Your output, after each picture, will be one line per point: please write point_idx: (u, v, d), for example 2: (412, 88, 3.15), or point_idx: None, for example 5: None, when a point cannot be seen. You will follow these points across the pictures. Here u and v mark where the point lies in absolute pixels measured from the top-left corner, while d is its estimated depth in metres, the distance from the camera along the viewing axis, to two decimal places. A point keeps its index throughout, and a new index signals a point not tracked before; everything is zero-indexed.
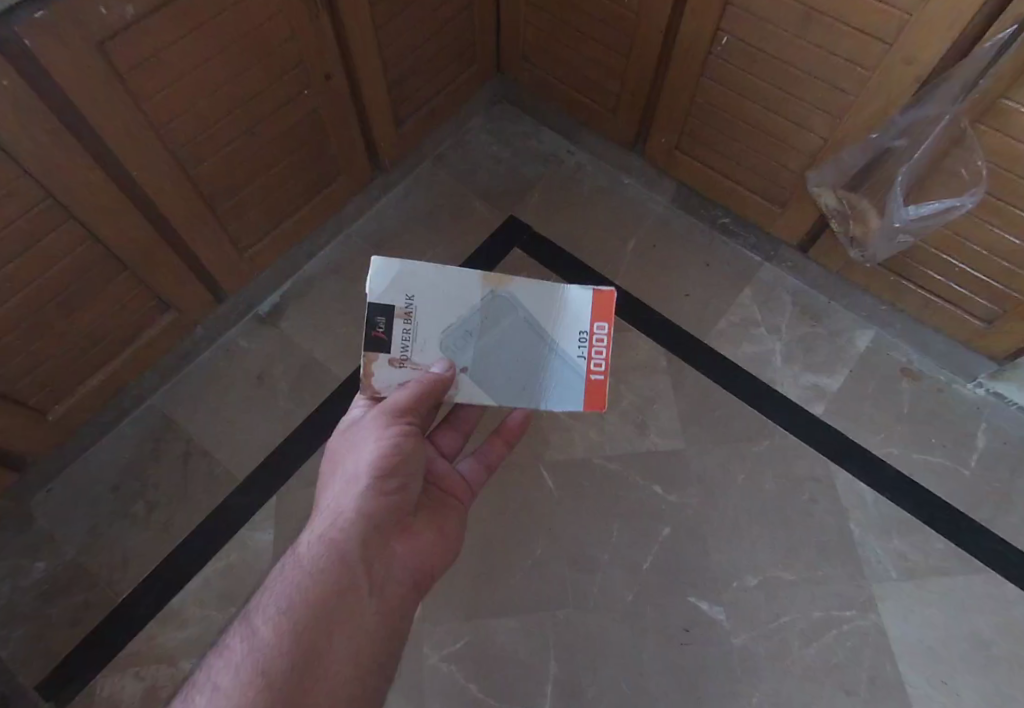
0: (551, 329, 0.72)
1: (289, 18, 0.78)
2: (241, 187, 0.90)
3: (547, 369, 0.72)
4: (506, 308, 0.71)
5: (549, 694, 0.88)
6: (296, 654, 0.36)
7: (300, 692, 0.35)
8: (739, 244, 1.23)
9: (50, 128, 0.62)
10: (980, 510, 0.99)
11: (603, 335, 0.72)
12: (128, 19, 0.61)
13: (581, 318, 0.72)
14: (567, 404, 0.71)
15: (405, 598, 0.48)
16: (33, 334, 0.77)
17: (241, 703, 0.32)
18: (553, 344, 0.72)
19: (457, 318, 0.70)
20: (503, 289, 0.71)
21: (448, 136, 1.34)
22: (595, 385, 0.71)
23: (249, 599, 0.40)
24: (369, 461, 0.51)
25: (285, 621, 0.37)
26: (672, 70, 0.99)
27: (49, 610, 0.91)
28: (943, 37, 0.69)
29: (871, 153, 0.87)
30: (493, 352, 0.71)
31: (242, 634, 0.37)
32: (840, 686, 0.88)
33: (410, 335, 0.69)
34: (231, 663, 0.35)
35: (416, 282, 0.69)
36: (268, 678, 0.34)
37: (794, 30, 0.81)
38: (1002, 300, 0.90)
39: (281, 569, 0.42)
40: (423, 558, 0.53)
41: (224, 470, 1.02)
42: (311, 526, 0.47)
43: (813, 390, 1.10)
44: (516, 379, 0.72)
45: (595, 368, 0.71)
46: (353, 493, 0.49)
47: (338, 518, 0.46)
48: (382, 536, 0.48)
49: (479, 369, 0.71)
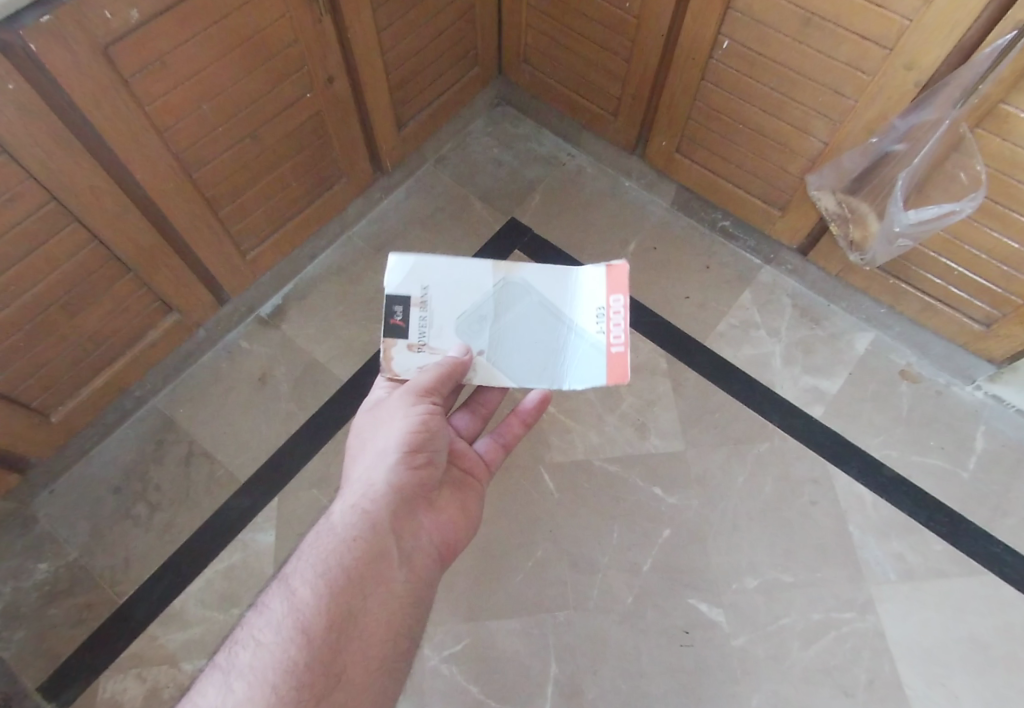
0: (564, 308, 0.72)
1: (292, 21, 0.78)
2: (244, 189, 0.91)
3: (567, 346, 0.70)
4: (521, 291, 0.73)
5: (549, 695, 0.88)
6: (330, 617, 0.40)
7: (334, 653, 0.39)
8: (739, 247, 1.24)
9: (56, 131, 0.62)
10: (978, 512, 1.00)
11: (620, 308, 0.71)
12: (132, 23, 0.61)
13: (595, 294, 0.72)
14: (590, 379, 0.69)
15: (431, 568, 0.49)
16: (37, 336, 0.77)
17: (282, 662, 0.36)
18: (569, 322, 0.71)
19: (471, 304, 0.72)
20: (516, 274, 0.73)
21: (449, 138, 1.34)
22: (616, 357, 0.69)
23: (286, 560, 0.44)
24: (400, 436, 0.53)
25: (320, 586, 0.41)
26: (673, 74, 1.00)
27: (51, 611, 0.92)
28: (943, 42, 0.70)
29: (871, 157, 0.88)
30: (510, 334, 0.71)
31: (280, 594, 0.41)
32: (839, 688, 0.89)
33: (426, 322, 0.70)
34: (272, 621, 0.39)
35: (432, 274, 0.72)
36: (306, 638, 0.38)
37: (795, 35, 0.81)
38: (1001, 304, 0.90)
39: (317, 535, 0.45)
40: (449, 529, 0.54)
41: (225, 471, 1.02)
42: (344, 494, 0.49)
43: (813, 392, 1.10)
44: (535, 359, 0.70)
45: (615, 341, 0.69)
46: (383, 467, 0.50)
47: (370, 489, 0.48)
48: (411, 508, 0.50)
49: (497, 351, 0.70)
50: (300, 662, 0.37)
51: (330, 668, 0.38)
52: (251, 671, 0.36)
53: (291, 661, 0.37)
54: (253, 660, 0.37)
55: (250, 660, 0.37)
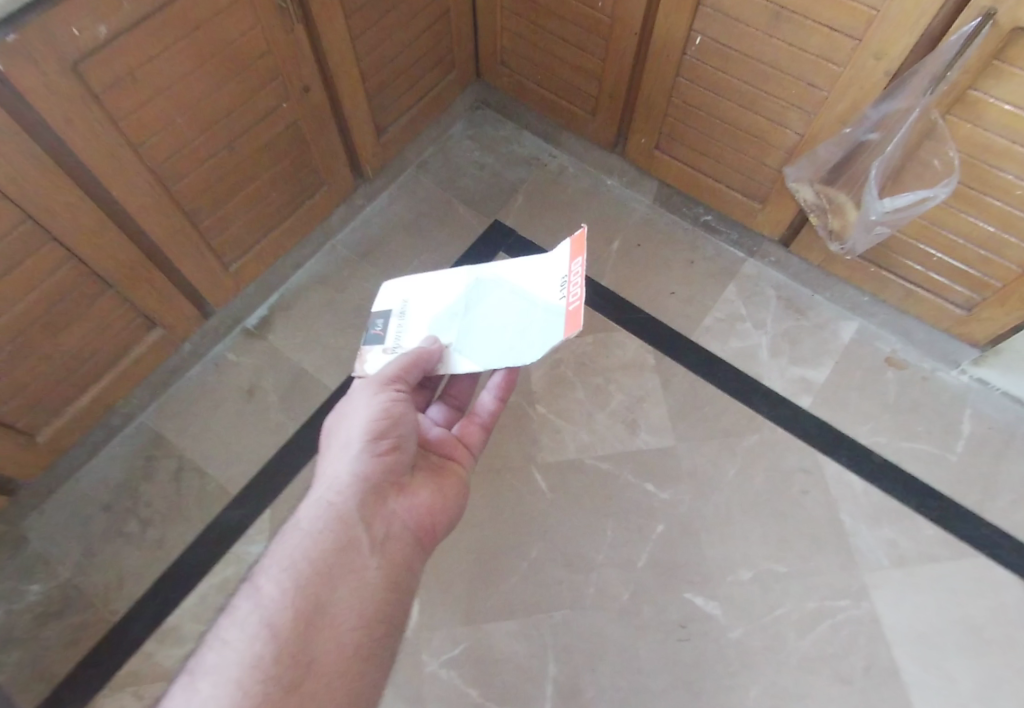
0: (530, 286, 0.65)
1: (264, 32, 0.78)
2: (223, 200, 0.90)
3: (530, 322, 0.62)
4: (490, 283, 0.68)
5: (548, 696, 0.88)
6: (295, 609, 0.40)
7: (303, 642, 0.39)
8: (722, 241, 1.24)
9: (28, 150, 0.62)
10: (968, 495, 1.01)
11: (580, 268, 0.61)
12: (100, 39, 0.61)
13: (559, 264, 0.63)
14: (548, 345, 0.58)
15: (409, 551, 0.49)
16: (18, 357, 0.77)
17: (246, 654, 0.37)
18: (534, 299, 0.64)
19: (443, 306, 0.70)
20: (484, 269, 0.70)
21: (431, 142, 1.34)
22: (573, 313, 0.58)
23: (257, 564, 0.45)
24: (362, 426, 0.53)
25: (286, 581, 0.41)
26: (648, 71, 1.00)
27: (44, 633, 0.91)
28: (910, 31, 0.70)
29: (846, 147, 0.88)
30: (478, 324, 0.66)
31: (248, 594, 0.42)
32: (836, 675, 0.89)
33: (402, 329, 0.69)
34: (238, 620, 0.39)
35: (411, 287, 0.72)
36: (272, 630, 0.39)
37: (765, 29, 0.82)
38: (981, 287, 0.91)
39: (284, 534, 0.46)
40: (427, 510, 0.53)
41: (216, 485, 1.02)
42: (312, 492, 0.50)
43: (800, 383, 1.11)
44: (500, 342, 0.63)
45: (573, 299, 0.59)
46: (347, 459, 0.51)
47: (335, 483, 0.49)
48: (380, 495, 0.50)
49: (464, 343, 0.65)
50: (266, 654, 0.37)
51: (298, 657, 0.38)
52: (216, 669, 0.36)
53: (258, 654, 0.37)
54: (219, 659, 0.37)
55: (218, 659, 0.37)
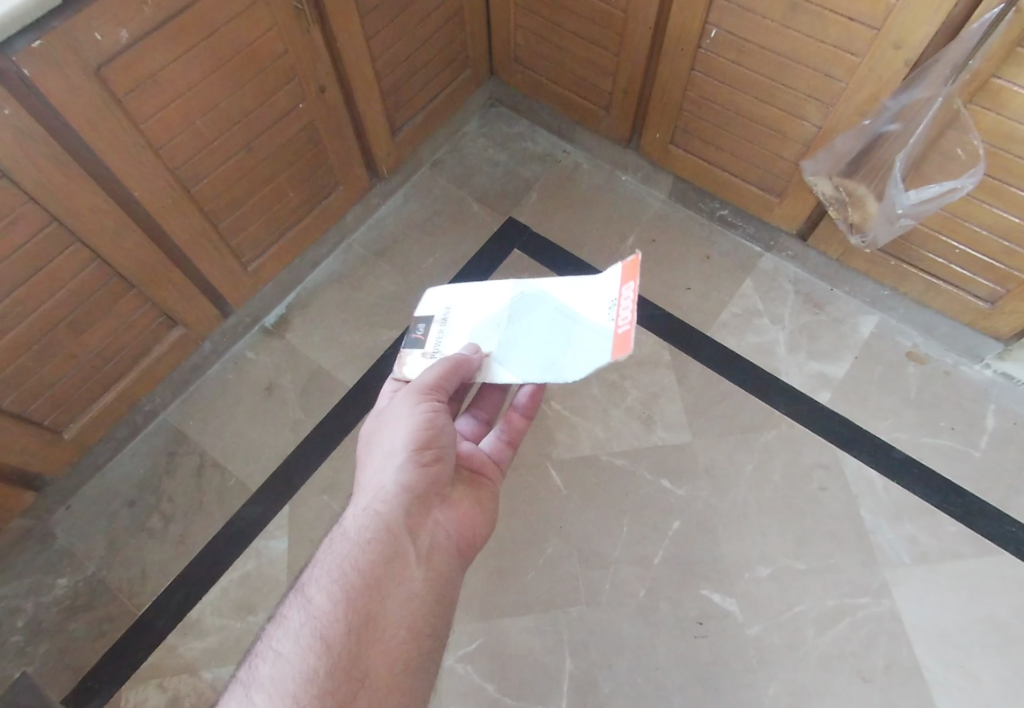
0: (580, 306, 0.61)
1: (281, 33, 0.79)
2: (241, 201, 0.92)
3: (574, 342, 0.59)
4: (537, 299, 0.65)
5: (565, 692, 0.89)
6: (349, 622, 0.40)
7: (356, 655, 0.39)
8: (739, 235, 1.23)
9: (54, 154, 0.64)
10: (992, 492, 0.99)
11: (632, 287, 0.56)
12: (123, 43, 0.62)
13: (608, 283, 0.59)
14: (591, 367, 0.54)
15: (452, 564, 0.50)
16: (45, 355, 0.78)
17: (303, 668, 0.37)
18: (583, 318, 0.60)
19: (487, 315, 0.69)
20: (534, 285, 0.66)
21: (444, 140, 1.35)
22: (622, 336, 0.53)
23: (302, 570, 0.44)
24: (405, 436, 0.53)
25: (337, 591, 0.41)
26: (662, 66, 1.00)
27: (72, 625, 0.93)
28: (931, 20, 0.69)
29: (865, 139, 0.87)
30: (521, 336, 0.64)
31: (297, 603, 0.41)
32: (856, 673, 0.88)
33: (443, 334, 0.70)
34: (291, 631, 0.39)
35: (455, 295, 0.73)
36: (326, 643, 0.38)
37: (782, 21, 0.81)
38: (1005, 280, 0.89)
39: (331, 542, 0.46)
40: (467, 523, 0.54)
41: (236, 480, 1.04)
42: (356, 500, 0.50)
43: (818, 378, 1.10)
44: (544, 359, 0.60)
45: (623, 320, 0.55)
46: (392, 468, 0.51)
47: (380, 492, 0.49)
48: (425, 506, 0.50)
49: (509, 354, 0.63)
50: (321, 668, 0.37)
51: (352, 671, 0.38)
52: (271, 682, 0.36)
53: (313, 667, 0.37)
54: (274, 671, 0.37)
55: (270, 672, 0.37)
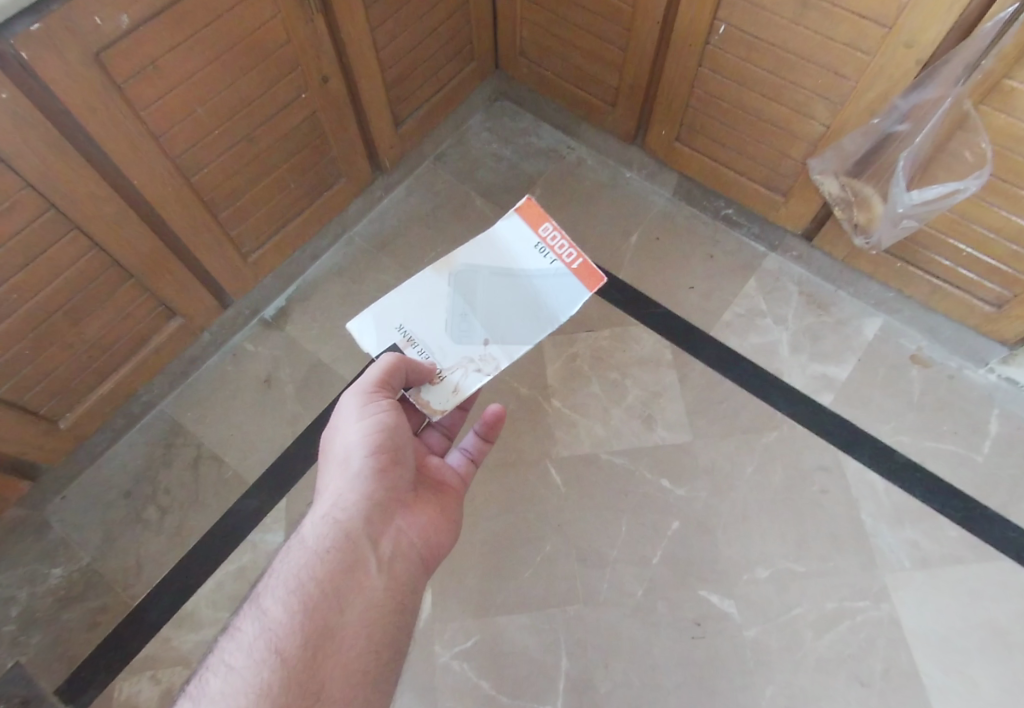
0: (513, 262, 0.70)
1: (284, 23, 0.78)
2: (240, 193, 0.91)
3: (540, 293, 0.69)
4: (470, 277, 0.70)
5: (562, 690, 0.88)
6: (306, 633, 0.39)
7: (313, 666, 0.38)
8: (743, 234, 1.22)
9: (52, 140, 0.63)
10: (994, 497, 0.98)
11: (552, 230, 0.70)
12: (123, 29, 0.61)
13: (523, 236, 0.70)
14: (577, 302, 0.68)
15: (415, 573, 0.49)
16: (42, 344, 0.78)
17: (255, 681, 0.36)
18: (524, 271, 0.70)
19: (445, 312, 0.68)
20: (455, 265, 0.71)
21: (448, 134, 1.34)
22: (580, 269, 0.68)
23: (257, 582, 0.44)
24: (359, 441, 0.52)
25: (294, 603, 0.41)
26: (669, 61, 0.98)
27: (66, 615, 0.93)
28: (943, 19, 0.68)
29: (873, 138, 0.86)
30: (492, 312, 0.68)
31: (252, 615, 0.41)
32: (855, 677, 0.87)
33: (425, 351, 0.66)
34: (244, 644, 0.38)
35: (396, 313, 0.69)
36: (281, 653, 0.38)
37: (791, 17, 0.80)
38: (1012, 284, 0.88)
39: (288, 552, 0.45)
40: (430, 530, 0.54)
41: (233, 473, 1.03)
42: (314, 508, 0.49)
43: (821, 380, 1.09)
44: (527, 317, 0.69)
45: (570, 259, 0.69)
46: (349, 474, 0.50)
47: (339, 500, 0.48)
48: (385, 512, 0.50)
49: (497, 331, 0.68)
50: (276, 682, 0.36)
51: (308, 685, 0.37)
52: (221, 696, 0.35)
53: (266, 681, 0.36)
54: (224, 686, 0.36)
55: (221, 685, 0.36)
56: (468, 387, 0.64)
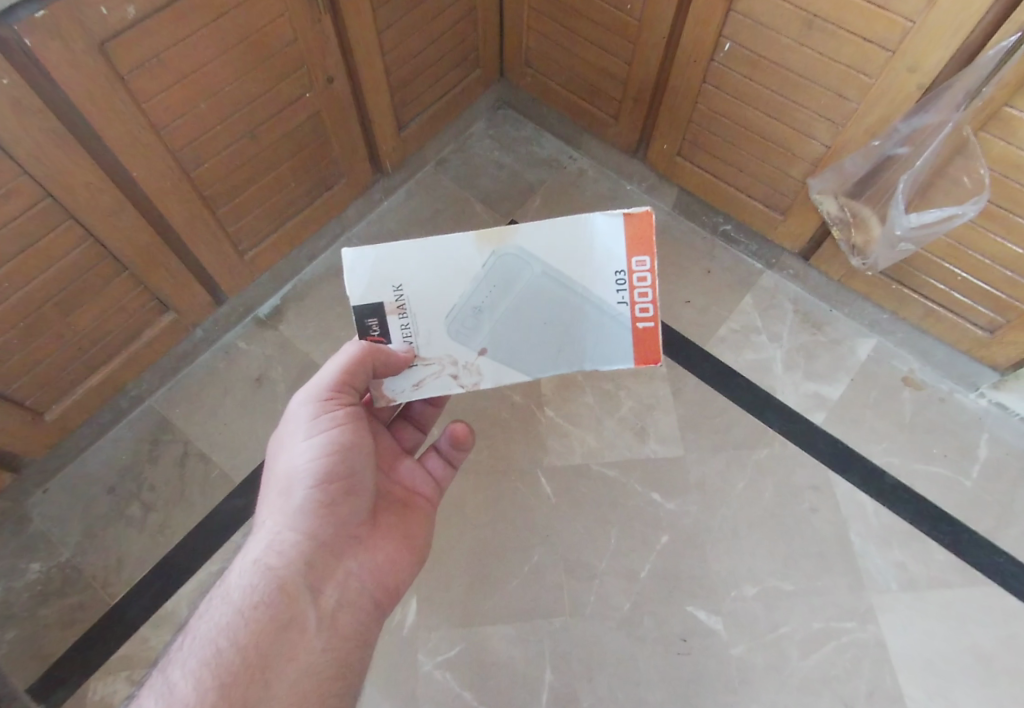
0: (578, 280, 0.61)
1: (290, 20, 0.78)
2: (240, 189, 0.90)
3: (581, 327, 0.63)
4: (518, 266, 0.60)
5: (544, 703, 0.87)
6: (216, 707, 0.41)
7: None
8: (740, 251, 1.23)
9: (53, 129, 0.62)
10: (980, 521, 0.99)
11: (645, 268, 0.60)
12: (129, 19, 0.61)
13: (613, 254, 0.60)
14: (614, 360, 0.65)
15: (352, 612, 0.53)
16: (32, 334, 0.77)
17: None
18: (584, 295, 0.62)
19: (460, 296, 0.61)
20: (509, 245, 0.59)
21: (451, 140, 1.34)
22: (643, 332, 0.63)
23: (174, 645, 0.45)
24: (303, 469, 0.53)
25: (204, 675, 0.42)
26: (673, 75, 0.99)
27: (43, 611, 0.91)
28: (945, 46, 0.69)
29: (874, 160, 0.87)
30: (516, 319, 0.63)
31: (157, 692, 0.42)
32: (839, 698, 0.87)
33: (409, 329, 0.61)
34: None
35: (400, 269, 0.60)
36: None
37: (796, 37, 0.81)
38: (1006, 310, 0.89)
39: (212, 607, 0.47)
40: (367, 568, 0.56)
41: (220, 471, 1.02)
42: (251, 546, 0.51)
43: (814, 399, 1.09)
44: (548, 343, 0.64)
45: (642, 312, 0.62)
46: (287, 512, 0.52)
47: (273, 543, 0.50)
48: (322, 553, 0.52)
49: (503, 346, 0.64)
50: None
51: None
52: None
53: None
54: None
55: None
56: (432, 387, 0.64)
